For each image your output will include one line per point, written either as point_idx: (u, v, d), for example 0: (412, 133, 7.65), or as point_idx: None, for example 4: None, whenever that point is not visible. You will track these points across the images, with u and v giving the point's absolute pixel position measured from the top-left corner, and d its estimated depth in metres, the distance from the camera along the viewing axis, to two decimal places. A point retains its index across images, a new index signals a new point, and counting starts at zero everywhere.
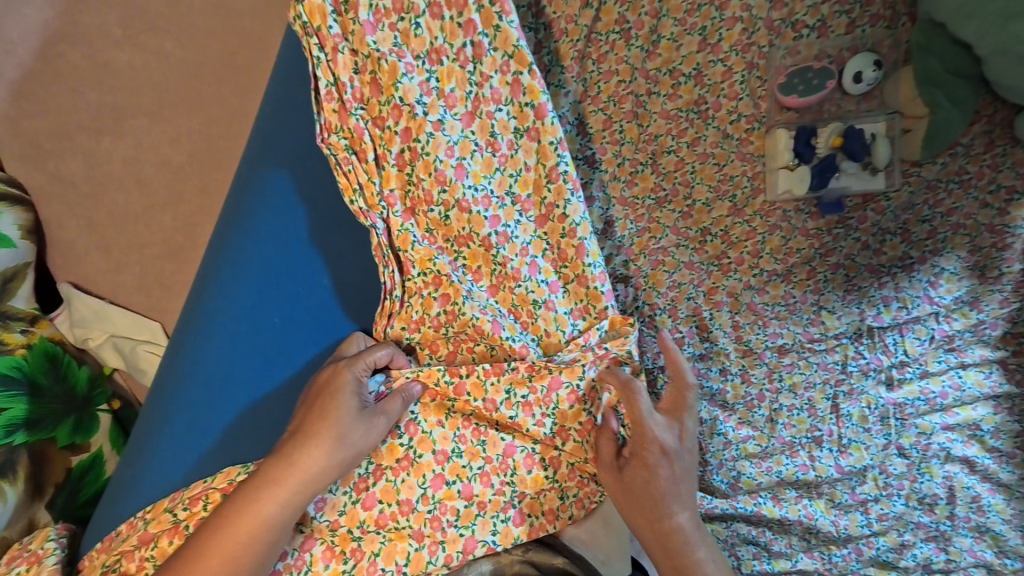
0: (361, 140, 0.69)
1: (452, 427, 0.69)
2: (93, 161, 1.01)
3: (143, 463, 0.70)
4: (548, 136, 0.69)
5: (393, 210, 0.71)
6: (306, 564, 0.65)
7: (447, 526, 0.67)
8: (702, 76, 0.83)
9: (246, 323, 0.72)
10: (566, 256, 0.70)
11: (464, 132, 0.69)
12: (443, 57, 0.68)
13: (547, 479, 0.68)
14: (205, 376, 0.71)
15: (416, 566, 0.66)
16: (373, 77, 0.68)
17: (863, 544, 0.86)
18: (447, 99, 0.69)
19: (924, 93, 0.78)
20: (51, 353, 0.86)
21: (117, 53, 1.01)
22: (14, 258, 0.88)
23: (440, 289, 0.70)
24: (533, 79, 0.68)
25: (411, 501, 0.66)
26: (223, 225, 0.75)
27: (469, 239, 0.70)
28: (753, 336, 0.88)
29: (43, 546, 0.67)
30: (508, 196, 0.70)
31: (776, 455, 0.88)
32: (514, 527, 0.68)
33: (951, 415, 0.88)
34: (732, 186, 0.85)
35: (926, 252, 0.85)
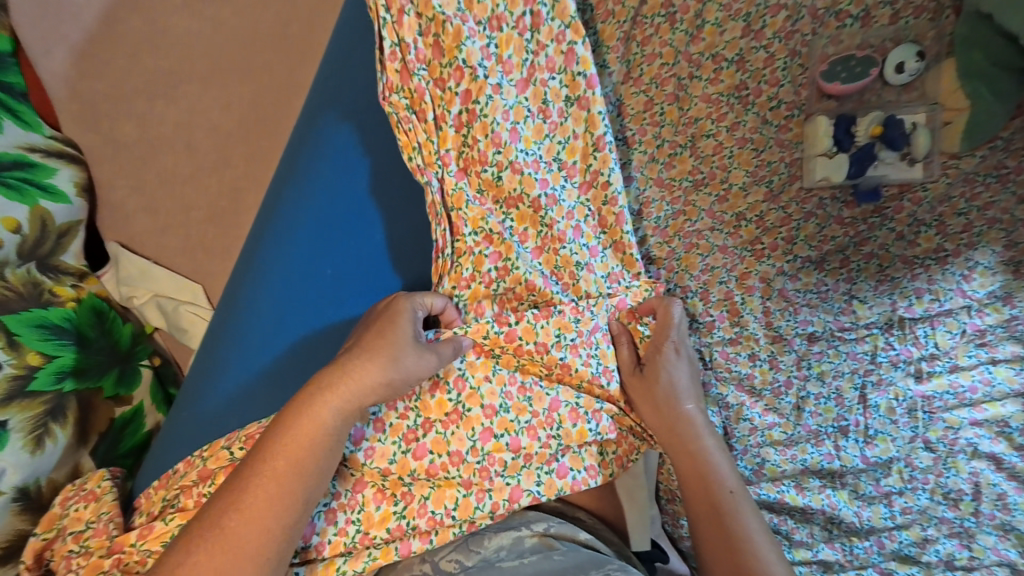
0: (422, 100, 0.71)
1: (499, 383, 0.71)
2: (143, 126, 1.04)
3: (202, 406, 0.74)
4: (595, 107, 0.74)
5: (449, 169, 0.72)
6: (358, 505, 0.67)
7: (494, 476, 0.69)
8: (745, 61, 0.85)
9: (299, 274, 0.75)
10: (603, 224, 0.76)
11: (519, 98, 0.72)
12: (504, 24, 0.71)
13: (590, 432, 0.72)
14: (259, 324, 0.74)
15: (464, 512, 0.67)
16: (436, 39, 0.70)
17: (885, 537, 0.87)
18: (504, 65, 0.72)
19: (966, 86, 0.79)
20: (98, 308, 0.90)
21: (170, 21, 1.04)
22: (69, 215, 0.92)
23: (492, 247, 0.72)
24: (586, 50, 0.73)
25: (461, 453, 0.69)
26: (281, 180, 0.78)
27: (519, 201, 0.73)
28: (783, 323, 0.89)
29: (100, 485, 0.69)
30: (555, 162, 0.75)
31: (801, 443, 0.89)
32: (557, 479, 0.71)
33: (979, 411, 0.88)
34: (769, 171, 0.87)
35: (961, 246, 0.85)
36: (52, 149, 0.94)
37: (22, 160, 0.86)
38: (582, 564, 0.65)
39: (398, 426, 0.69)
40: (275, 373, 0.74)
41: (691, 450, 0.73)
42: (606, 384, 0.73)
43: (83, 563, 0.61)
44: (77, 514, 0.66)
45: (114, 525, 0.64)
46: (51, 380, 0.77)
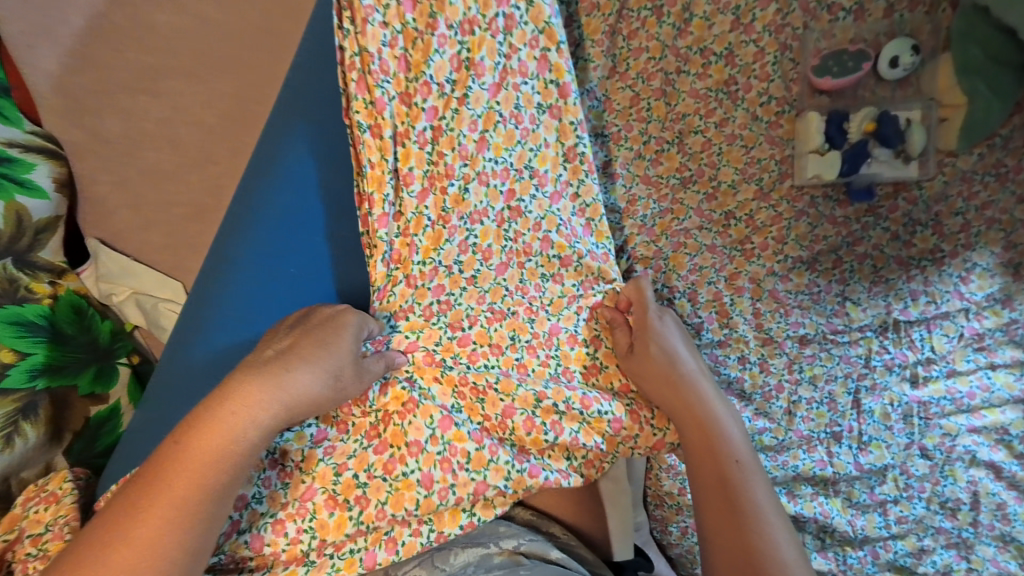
0: (381, 114, 0.69)
1: (450, 384, 0.69)
2: (126, 120, 1.04)
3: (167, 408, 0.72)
4: (569, 116, 0.76)
5: (411, 188, 0.71)
6: (309, 512, 0.63)
7: (458, 469, 0.66)
8: (734, 56, 0.83)
9: (267, 271, 0.73)
10: (575, 233, 0.76)
11: (490, 103, 0.73)
12: (475, 27, 0.72)
13: (547, 441, 0.69)
14: (228, 321, 0.72)
15: (427, 509, 0.65)
16: (403, 53, 0.70)
17: (880, 547, 0.84)
18: (477, 68, 0.72)
19: (963, 82, 0.77)
20: (76, 305, 0.89)
21: (151, 13, 1.04)
22: (48, 210, 0.91)
23: (437, 279, 0.72)
24: (560, 58, 0.75)
25: (419, 442, 0.66)
26: (252, 172, 0.76)
27: (485, 215, 0.74)
28: (774, 324, 0.86)
29: (62, 487, 0.66)
30: (526, 169, 0.75)
31: (793, 449, 0.86)
32: (528, 477, 0.69)
33: (977, 417, 0.85)
34: (759, 169, 0.84)
35: (958, 247, 0.83)
36: (32, 144, 0.92)
37: None
38: None
39: (360, 424, 0.67)
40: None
41: (694, 418, 0.68)
42: (566, 383, 0.72)
43: (40, 567, 0.59)
44: (36, 517, 0.63)
45: (69, 528, 0.61)
46: (24, 378, 0.76)
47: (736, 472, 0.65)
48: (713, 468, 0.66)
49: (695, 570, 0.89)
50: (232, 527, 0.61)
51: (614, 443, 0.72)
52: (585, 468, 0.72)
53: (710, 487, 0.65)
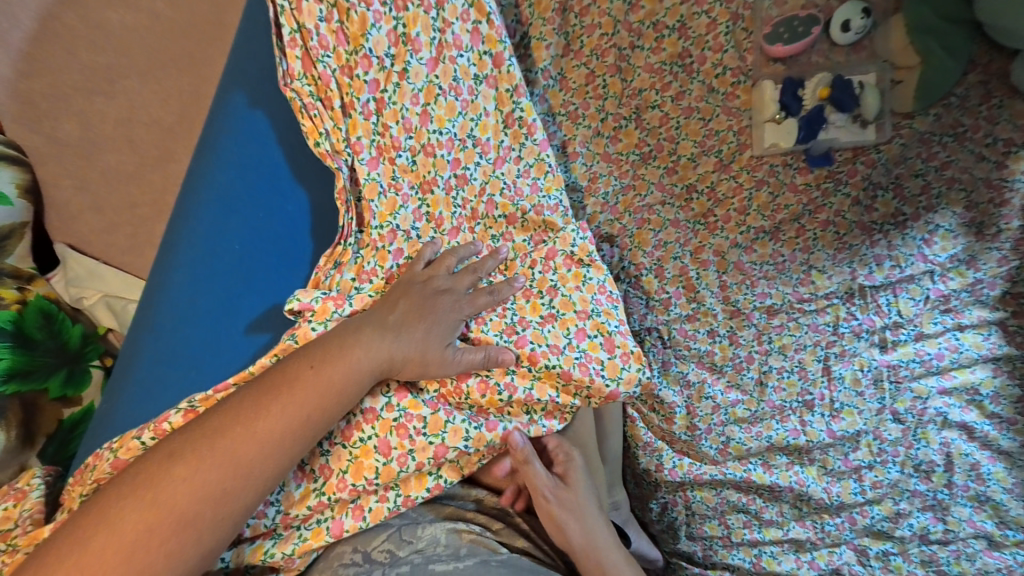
0: (327, 87, 0.70)
1: None
2: (88, 122, 1.05)
3: (110, 402, 0.70)
4: (505, 84, 0.76)
5: (360, 157, 0.71)
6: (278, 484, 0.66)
7: (414, 435, 0.66)
8: (686, 28, 0.83)
9: (209, 253, 0.74)
10: (521, 193, 0.77)
11: (430, 78, 0.73)
12: (408, 4, 0.72)
13: (502, 401, 0.68)
14: (173, 307, 0.72)
15: (387, 477, 0.65)
16: (340, 26, 0.70)
17: (856, 513, 0.84)
18: (413, 44, 0.72)
19: (916, 42, 0.79)
20: (46, 311, 0.88)
21: (109, 14, 1.05)
22: (11, 216, 0.90)
23: (396, 242, 0.72)
24: (492, 28, 0.75)
25: (375, 409, 0.67)
26: (192, 157, 0.78)
27: (434, 184, 0.74)
28: (741, 297, 0.86)
29: (30, 483, 0.67)
30: (469, 139, 0.75)
31: (766, 420, 0.85)
32: (487, 432, 0.69)
33: (948, 379, 0.85)
34: (717, 141, 0.84)
35: (920, 209, 0.83)
36: None
37: None
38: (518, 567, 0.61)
39: None
40: (192, 362, 0.71)
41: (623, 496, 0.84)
42: (521, 332, 0.70)
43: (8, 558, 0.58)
44: (5, 513, 0.63)
45: (31, 521, 0.63)
46: None
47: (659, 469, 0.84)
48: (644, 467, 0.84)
49: (675, 544, 0.89)
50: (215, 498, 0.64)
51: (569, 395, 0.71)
52: (545, 418, 0.72)
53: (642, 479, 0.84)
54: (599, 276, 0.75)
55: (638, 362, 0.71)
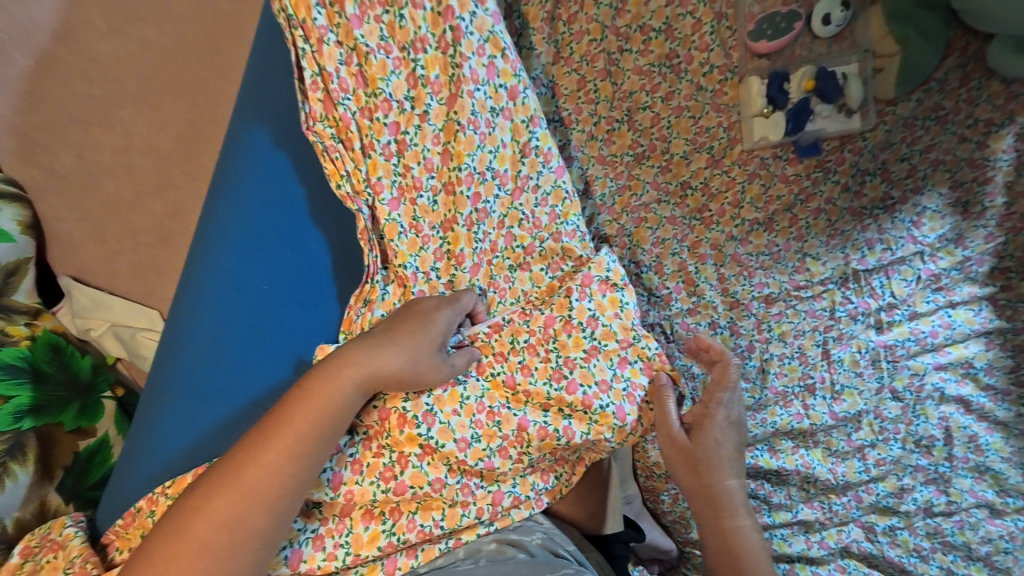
0: (347, 129, 0.73)
1: (468, 414, 0.70)
2: (84, 154, 1.05)
3: (149, 437, 0.74)
4: (520, 115, 0.77)
5: (381, 197, 0.75)
6: (347, 528, 0.70)
7: (476, 488, 0.71)
8: (673, 29, 0.85)
9: (235, 291, 0.76)
10: (540, 223, 0.78)
11: (449, 116, 0.76)
12: (428, 46, 0.75)
13: (560, 443, 0.71)
14: (203, 347, 0.75)
15: (452, 520, 0.70)
16: (359, 69, 0.73)
17: (862, 491, 0.86)
18: (432, 86, 0.75)
19: (894, 30, 0.80)
20: (54, 343, 0.89)
21: (98, 44, 1.05)
22: (15, 253, 0.92)
23: (419, 283, 0.75)
24: (506, 63, 0.76)
25: (440, 479, 0.69)
26: (210, 195, 0.80)
27: (455, 222, 0.77)
28: (739, 287, 0.88)
29: (63, 533, 0.68)
30: (488, 172, 0.77)
31: (770, 406, 0.88)
32: (535, 479, 0.75)
33: (942, 354, 0.87)
34: (708, 137, 0.86)
35: (907, 191, 0.85)
36: None
37: None
38: (537, 564, 0.66)
39: (374, 466, 0.70)
40: (225, 395, 0.74)
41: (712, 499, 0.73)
42: (569, 376, 0.71)
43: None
44: (48, 564, 0.64)
45: (92, 564, 0.64)
46: (9, 421, 0.77)
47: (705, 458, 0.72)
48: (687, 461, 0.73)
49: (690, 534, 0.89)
50: None
51: (623, 432, 0.71)
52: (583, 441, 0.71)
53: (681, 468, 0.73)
54: (632, 301, 0.75)
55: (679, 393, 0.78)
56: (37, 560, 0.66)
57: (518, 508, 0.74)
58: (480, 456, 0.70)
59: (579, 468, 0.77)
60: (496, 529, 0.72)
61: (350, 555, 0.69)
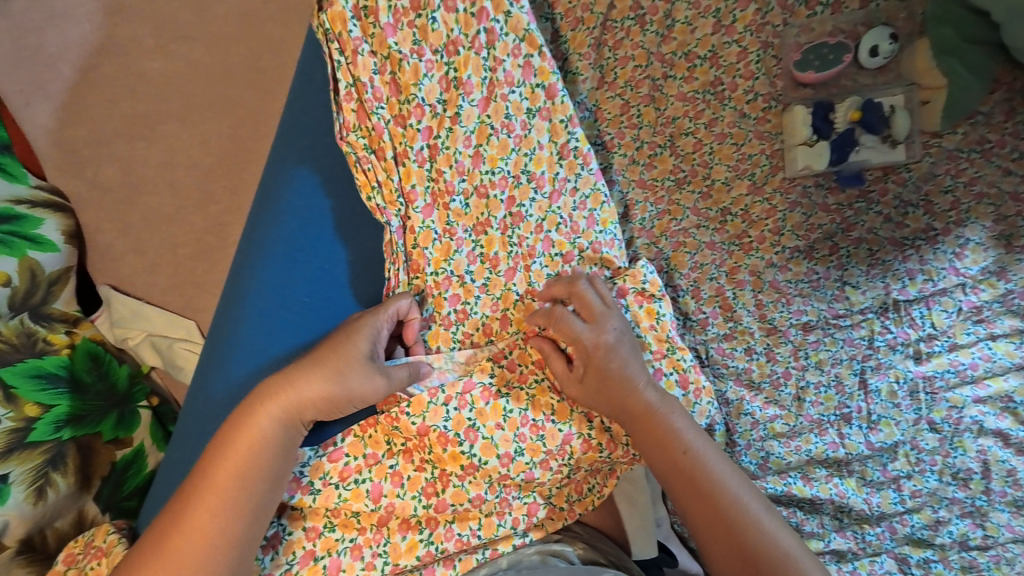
0: (380, 138, 0.71)
1: (511, 429, 0.70)
2: (128, 166, 1.07)
3: (194, 453, 0.72)
4: (559, 115, 0.76)
5: (414, 205, 0.73)
6: (384, 537, 0.69)
7: (512, 500, 0.71)
8: (718, 57, 0.85)
9: (279, 305, 0.74)
10: (578, 228, 0.76)
11: (481, 118, 0.74)
12: (460, 47, 0.72)
13: (602, 456, 0.72)
14: (244, 361, 0.72)
15: (490, 530, 0.70)
16: (393, 77, 0.72)
17: (896, 522, 0.83)
18: (464, 86, 0.73)
19: (941, 63, 0.79)
20: (94, 352, 0.91)
21: (147, 60, 1.08)
22: (58, 262, 0.94)
23: (451, 289, 0.74)
24: (544, 61, 0.74)
25: (480, 496, 0.70)
26: (254, 210, 0.78)
27: (488, 225, 0.75)
28: (777, 314, 0.88)
29: (108, 540, 0.66)
30: (524, 174, 0.75)
31: (805, 434, 0.86)
32: (570, 490, 0.74)
33: (982, 387, 0.85)
34: (750, 164, 0.87)
35: (949, 224, 0.85)
36: (38, 200, 0.97)
37: (8, 213, 0.89)
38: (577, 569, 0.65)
39: (416, 480, 0.70)
40: None
41: (659, 449, 0.68)
42: None
43: None
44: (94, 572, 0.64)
45: None
46: (49, 430, 0.78)
47: (690, 464, 0.67)
48: (676, 473, 0.67)
49: None
50: (307, 556, 0.67)
51: None
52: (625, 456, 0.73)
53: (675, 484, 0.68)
54: (670, 311, 0.76)
55: (708, 397, 0.76)
56: (80, 568, 0.65)
57: (552, 519, 0.73)
58: (521, 468, 0.69)
59: (613, 479, 0.74)
60: (532, 538, 0.71)
61: (388, 564, 0.68)
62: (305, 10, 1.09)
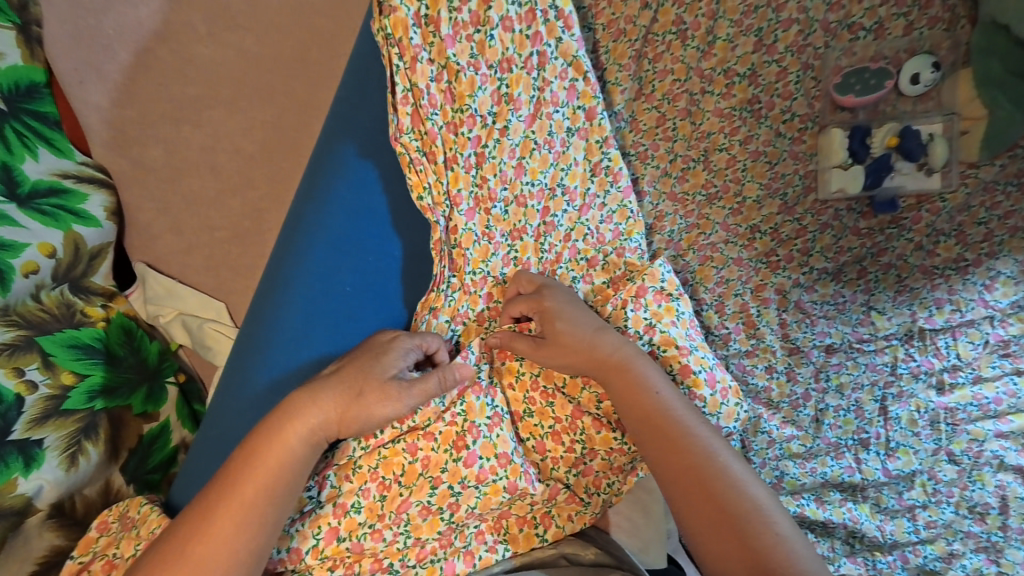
0: (433, 143, 0.70)
1: (523, 389, 0.75)
2: (171, 148, 1.10)
3: (226, 428, 0.75)
4: (595, 135, 0.79)
5: (458, 208, 0.72)
6: (404, 521, 0.67)
7: (535, 480, 0.72)
8: (757, 75, 0.86)
9: (320, 292, 0.77)
10: (603, 239, 0.80)
11: (526, 133, 0.75)
12: (513, 66, 0.73)
13: (616, 440, 0.73)
14: (283, 343, 0.75)
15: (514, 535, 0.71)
16: (449, 86, 0.71)
17: (909, 551, 0.81)
18: (514, 103, 0.74)
19: (983, 93, 0.80)
20: (127, 327, 0.94)
21: (197, 46, 1.11)
22: (99, 237, 0.97)
23: (487, 288, 0.76)
24: (587, 87, 0.78)
25: (507, 454, 0.71)
26: (301, 196, 0.80)
27: (524, 232, 0.76)
28: (800, 334, 0.88)
29: (142, 510, 0.69)
30: (559, 188, 0.78)
31: (821, 456, 0.85)
32: (584, 478, 0.74)
33: (1005, 422, 0.83)
34: (783, 183, 0.87)
35: (982, 255, 0.84)
36: (84, 175, 1.00)
37: (55, 186, 0.92)
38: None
39: (433, 460, 0.69)
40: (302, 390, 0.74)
41: (633, 391, 0.69)
42: None
43: None
44: (127, 540, 0.66)
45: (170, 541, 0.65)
46: (83, 399, 0.81)
47: (658, 403, 0.68)
48: (649, 417, 0.68)
49: None
50: (332, 534, 0.66)
51: None
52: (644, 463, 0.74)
53: (640, 428, 0.68)
54: (688, 310, 0.77)
55: (736, 398, 0.76)
56: (114, 535, 0.67)
57: (571, 523, 0.72)
58: (530, 432, 0.75)
59: (632, 477, 0.74)
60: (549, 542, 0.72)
61: (409, 537, 0.68)
62: (352, 8, 1.12)
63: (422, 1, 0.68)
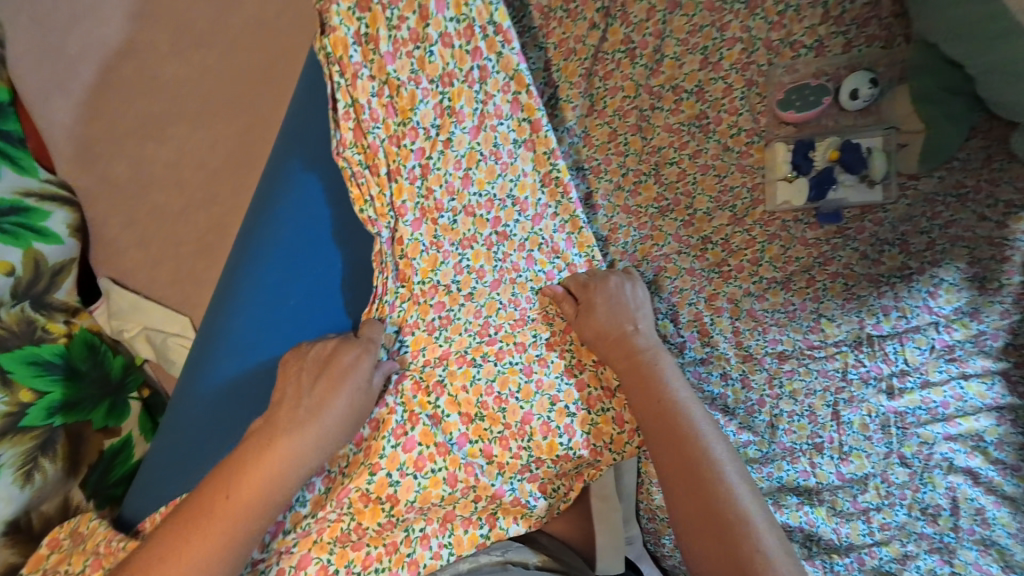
0: (375, 156, 0.74)
1: (476, 392, 0.74)
2: (137, 164, 1.12)
3: (181, 437, 0.76)
4: (541, 147, 0.79)
5: (404, 219, 0.75)
6: (347, 503, 0.69)
7: (479, 473, 0.73)
8: (704, 92, 0.89)
9: (270, 304, 0.78)
10: (558, 248, 0.80)
11: (472, 144, 0.77)
12: (454, 80, 0.76)
13: (561, 445, 0.74)
14: (234, 355, 0.77)
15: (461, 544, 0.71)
16: (390, 101, 0.74)
17: (865, 553, 0.82)
18: (457, 115, 0.76)
19: (919, 109, 0.83)
20: (90, 343, 0.94)
21: (163, 64, 1.13)
22: (62, 254, 0.98)
23: (437, 297, 0.77)
24: (531, 98, 0.78)
25: (446, 443, 0.73)
26: (254, 210, 0.82)
27: (474, 240, 0.78)
28: (753, 342, 0.89)
29: (92, 525, 0.70)
30: (509, 199, 0.79)
31: (777, 461, 0.86)
32: (528, 483, 0.74)
33: (953, 425, 0.84)
34: (732, 197, 0.90)
35: (925, 263, 0.85)
36: (47, 192, 1.01)
37: (17, 204, 0.93)
38: None
39: (373, 449, 0.71)
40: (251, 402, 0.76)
41: (648, 387, 0.71)
42: (579, 375, 0.76)
43: None
44: (78, 554, 0.66)
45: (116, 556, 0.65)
46: (42, 416, 0.81)
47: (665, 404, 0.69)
48: (654, 413, 0.69)
49: None
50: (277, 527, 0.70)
51: (621, 442, 0.75)
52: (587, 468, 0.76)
53: (647, 420, 0.69)
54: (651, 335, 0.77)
55: None
56: (65, 551, 0.68)
57: (516, 525, 0.74)
58: (479, 434, 0.74)
59: (579, 483, 0.76)
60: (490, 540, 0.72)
61: (352, 522, 0.69)
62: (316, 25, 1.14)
63: (361, 21, 0.71)
